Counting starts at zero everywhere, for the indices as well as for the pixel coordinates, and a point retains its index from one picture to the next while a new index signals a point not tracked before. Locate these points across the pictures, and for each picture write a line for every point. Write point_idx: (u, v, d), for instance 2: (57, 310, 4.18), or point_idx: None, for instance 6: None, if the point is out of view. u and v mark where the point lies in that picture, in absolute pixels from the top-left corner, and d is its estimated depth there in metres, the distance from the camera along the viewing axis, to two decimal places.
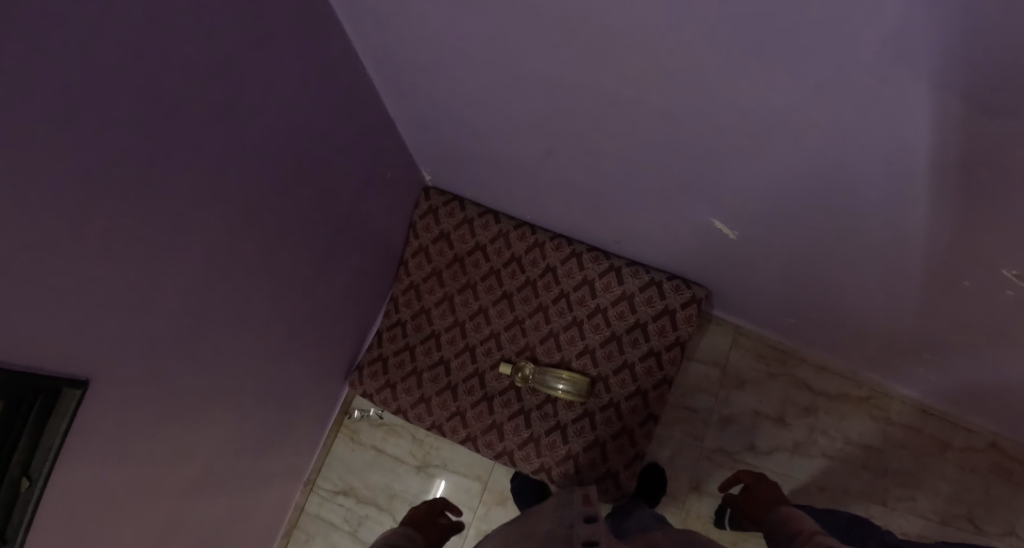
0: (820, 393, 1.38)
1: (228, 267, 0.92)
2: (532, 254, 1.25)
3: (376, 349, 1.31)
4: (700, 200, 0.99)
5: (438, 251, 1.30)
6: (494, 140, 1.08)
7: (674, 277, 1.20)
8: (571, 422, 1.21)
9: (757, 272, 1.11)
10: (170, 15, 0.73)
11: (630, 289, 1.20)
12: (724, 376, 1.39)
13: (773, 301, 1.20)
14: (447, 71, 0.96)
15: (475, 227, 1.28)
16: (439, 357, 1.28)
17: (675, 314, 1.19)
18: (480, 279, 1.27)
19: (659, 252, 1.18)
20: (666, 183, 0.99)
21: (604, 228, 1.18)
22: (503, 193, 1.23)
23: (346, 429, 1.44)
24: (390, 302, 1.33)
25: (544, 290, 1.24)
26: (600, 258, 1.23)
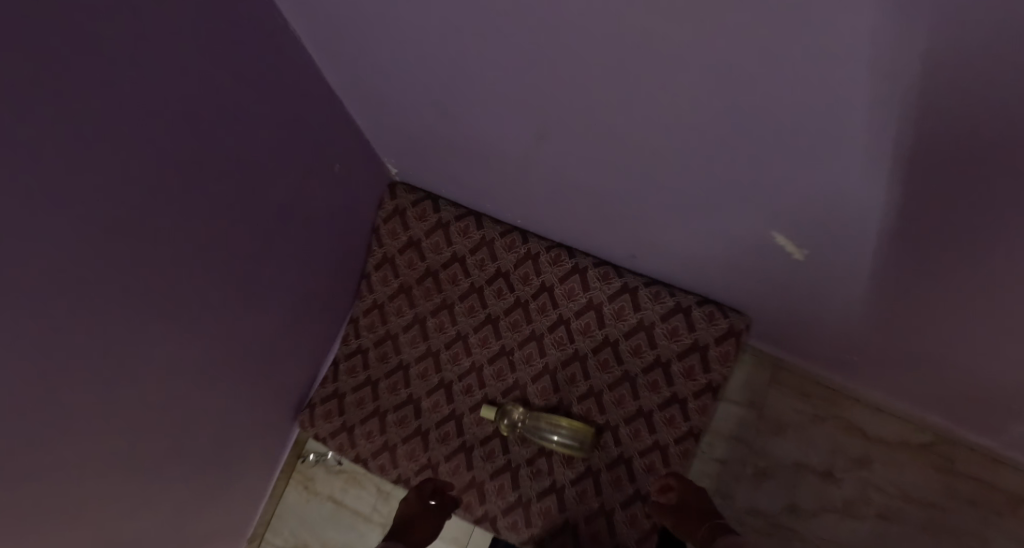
0: (874, 441, 1.11)
1: (71, 287, 0.67)
2: (522, 269, 1.00)
3: (331, 383, 1.08)
4: (748, 203, 0.72)
5: (407, 263, 1.05)
6: (464, 124, 0.80)
7: (706, 302, 0.93)
8: (570, 484, 0.96)
9: (809, 297, 0.84)
10: None
11: (648, 317, 0.94)
12: (761, 420, 1.12)
13: (829, 336, 0.92)
14: (377, 14, 0.68)
15: (452, 234, 1.02)
16: (407, 396, 1.04)
17: (706, 352, 0.92)
18: (458, 299, 1.03)
19: (691, 271, 0.90)
20: (697, 179, 0.72)
21: (613, 241, 0.91)
22: (484, 189, 0.95)
23: (300, 474, 1.19)
24: (351, 324, 1.10)
25: (538, 316, 1.00)
26: (611, 276, 0.96)
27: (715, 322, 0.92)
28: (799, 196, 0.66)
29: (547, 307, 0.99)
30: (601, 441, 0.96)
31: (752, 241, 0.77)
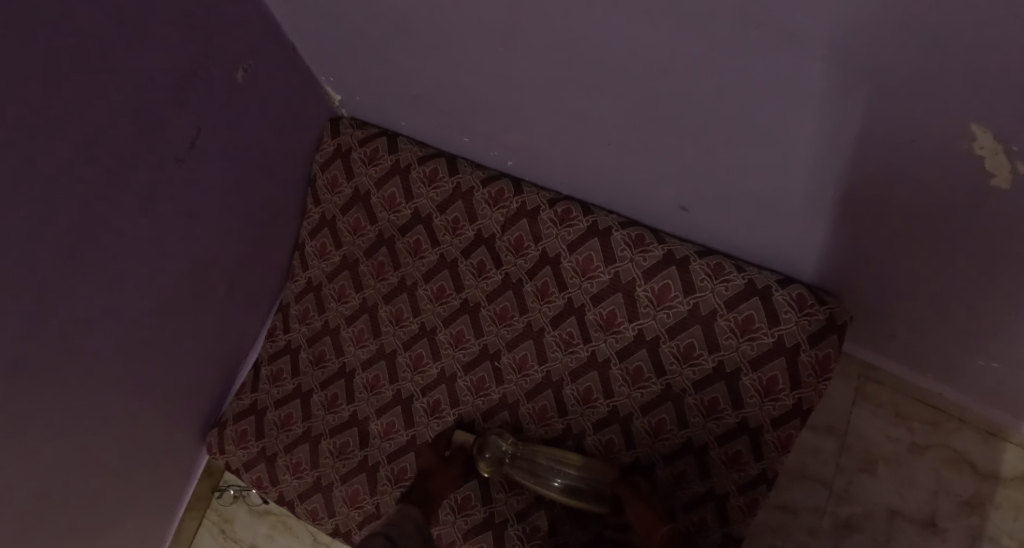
0: (990, 478, 0.78)
1: None
2: (514, 233, 0.69)
3: (249, 394, 0.79)
4: (902, 60, 0.40)
5: (352, 227, 0.77)
6: None
7: (791, 281, 0.62)
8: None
9: (953, 259, 0.52)
10: None
11: (704, 303, 0.63)
12: (844, 452, 0.81)
13: (965, 329, 0.60)
14: None
15: (413, 185, 0.73)
16: (350, 414, 0.75)
17: (793, 356, 0.61)
18: (423, 279, 0.74)
19: (773, 227, 0.59)
20: (808, 28, 0.41)
21: (653, 181, 0.61)
22: (444, 93, 0.63)
23: (216, 515, 0.88)
24: (280, 313, 0.81)
25: (535, 302, 0.70)
26: (648, 243, 0.65)
27: (807, 310, 0.61)
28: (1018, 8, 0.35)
29: (550, 288, 0.69)
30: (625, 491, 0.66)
31: (900, 158, 0.47)
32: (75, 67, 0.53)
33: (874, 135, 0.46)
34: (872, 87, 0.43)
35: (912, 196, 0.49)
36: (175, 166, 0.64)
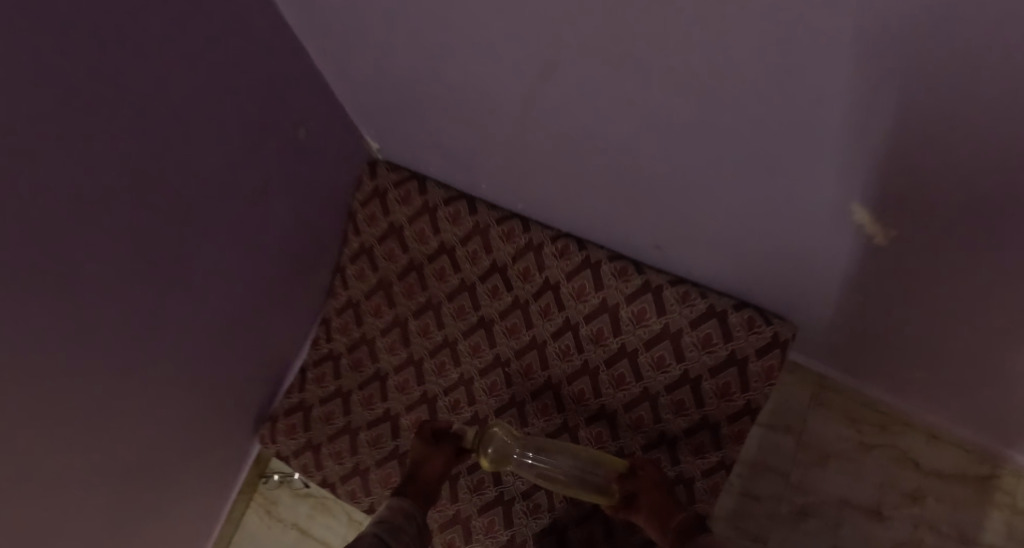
0: (929, 473, 0.92)
1: None
2: (521, 262, 0.84)
3: (297, 393, 0.93)
4: (804, 149, 0.54)
5: (386, 254, 0.91)
6: (440, 60, 0.66)
7: (745, 305, 0.76)
8: (575, 523, 0.81)
9: (867, 292, 0.67)
10: None
11: (674, 322, 0.78)
12: (801, 449, 0.95)
13: (885, 344, 0.74)
14: None
15: (439, 220, 0.87)
16: (383, 411, 0.90)
17: (746, 366, 0.76)
18: (446, 299, 0.89)
19: (726, 262, 0.73)
20: (736, 124, 0.55)
21: (630, 224, 0.75)
22: (464, 148, 0.78)
23: (262, 497, 1.03)
24: (323, 325, 0.96)
25: (538, 319, 0.84)
26: (629, 272, 0.79)
27: (757, 329, 0.75)
28: (873, 122, 0.49)
29: (550, 308, 0.83)
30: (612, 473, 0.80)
31: (815, 215, 0.60)
32: (180, 134, 0.69)
33: (794, 201, 0.60)
34: (787, 167, 0.57)
35: (826, 242, 0.63)
36: (249, 205, 0.80)
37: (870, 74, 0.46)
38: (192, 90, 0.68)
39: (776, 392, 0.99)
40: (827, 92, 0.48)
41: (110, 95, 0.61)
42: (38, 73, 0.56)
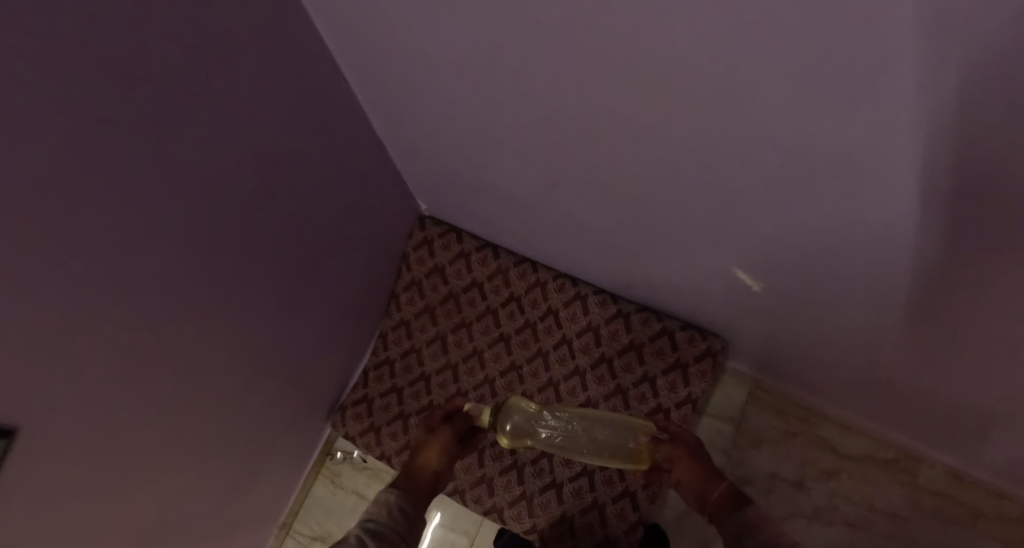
0: (844, 456, 1.28)
1: (182, 286, 0.86)
2: (533, 294, 1.23)
3: (361, 389, 1.27)
4: (705, 229, 0.92)
5: (432, 286, 1.27)
6: (495, 166, 1.02)
7: (688, 326, 1.17)
8: (568, 480, 1.17)
9: (767, 315, 1.06)
10: (117, 28, 0.69)
11: (639, 337, 1.18)
12: (739, 433, 1.30)
13: (781, 349, 1.14)
14: (431, 81, 0.90)
15: (473, 263, 1.25)
16: (429, 403, 1.24)
17: (686, 368, 1.16)
18: (476, 320, 1.25)
19: (670, 288, 1.12)
20: (675, 214, 0.92)
21: (611, 268, 1.15)
22: (501, 215, 1.15)
23: (328, 470, 1.35)
24: (378, 338, 1.30)
25: (545, 335, 1.22)
26: (607, 303, 1.19)
27: (695, 343, 1.16)
28: (748, 221, 0.86)
29: (552, 326, 1.22)
30: None
31: (725, 268, 0.99)
32: (313, 215, 1.03)
33: (708, 254, 0.98)
34: (700, 235, 0.94)
35: (729, 280, 1.01)
36: (345, 258, 1.15)
37: (751, 198, 0.82)
38: (322, 187, 1.03)
39: (719, 395, 1.33)
40: (728, 204, 0.85)
41: (280, 197, 0.96)
42: (251, 186, 0.90)
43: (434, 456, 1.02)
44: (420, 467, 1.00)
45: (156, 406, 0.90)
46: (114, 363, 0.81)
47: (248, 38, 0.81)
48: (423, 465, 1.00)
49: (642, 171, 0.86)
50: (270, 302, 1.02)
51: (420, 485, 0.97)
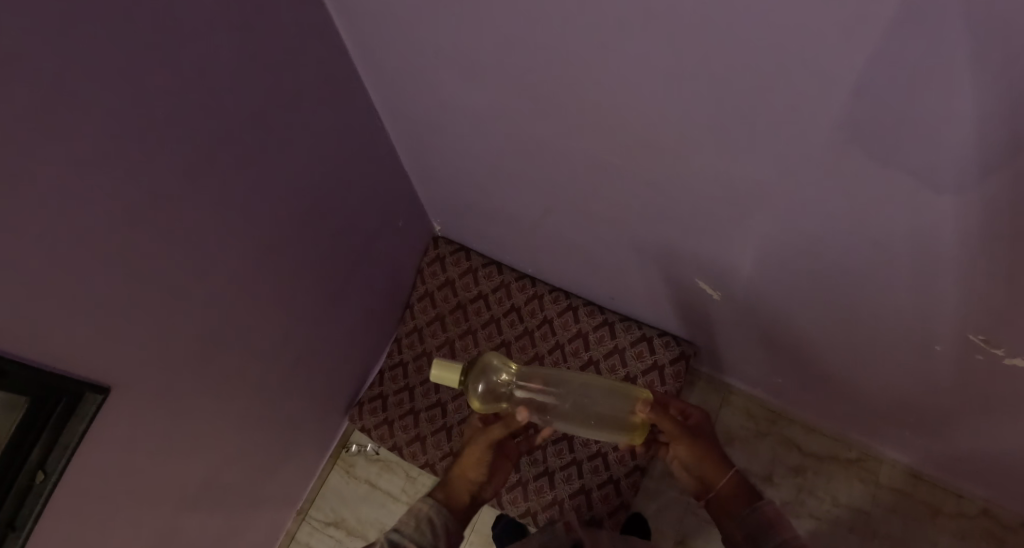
0: (809, 455, 1.62)
1: (259, 280, 1.25)
2: (532, 305, 1.65)
3: (378, 387, 1.70)
4: (659, 246, 1.33)
5: (443, 296, 1.71)
6: (505, 193, 1.43)
7: (664, 335, 1.56)
8: (558, 469, 1.54)
9: (723, 320, 1.46)
10: (228, 87, 1.01)
11: (622, 342, 1.58)
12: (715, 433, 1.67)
13: (751, 345, 1.49)
14: (459, 132, 1.31)
15: (480, 278, 1.69)
16: (438, 399, 1.64)
17: (663, 369, 1.54)
18: (481, 327, 1.68)
19: (635, 287, 1.51)
20: (644, 234, 1.31)
21: (592, 274, 1.55)
22: (510, 235, 1.58)
23: (343, 460, 1.80)
24: (395, 342, 1.73)
25: (541, 340, 1.63)
26: (595, 313, 1.61)
27: (670, 348, 1.55)
28: (686, 248, 1.29)
29: (549, 333, 1.63)
30: (583, 441, 1.52)
31: (691, 280, 1.37)
32: (354, 230, 1.46)
33: (663, 264, 1.37)
34: (659, 251, 1.34)
35: (676, 282, 1.41)
36: (370, 265, 1.57)
37: (695, 226, 1.21)
38: (361, 212, 1.46)
39: (698, 398, 1.70)
40: (678, 228, 1.24)
41: (335, 219, 1.39)
42: (318, 210, 1.32)
43: (472, 471, 1.19)
44: (459, 478, 1.18)
45: (227, 378, 1.28)
46: (189, 340, 1.15)
47: (299, 101, 1.15)
48: (461, 478, 1.19)
49: (631, 197, 1.23)
50: (320, 295, 1.44)
51: (456, 498, 1.15)
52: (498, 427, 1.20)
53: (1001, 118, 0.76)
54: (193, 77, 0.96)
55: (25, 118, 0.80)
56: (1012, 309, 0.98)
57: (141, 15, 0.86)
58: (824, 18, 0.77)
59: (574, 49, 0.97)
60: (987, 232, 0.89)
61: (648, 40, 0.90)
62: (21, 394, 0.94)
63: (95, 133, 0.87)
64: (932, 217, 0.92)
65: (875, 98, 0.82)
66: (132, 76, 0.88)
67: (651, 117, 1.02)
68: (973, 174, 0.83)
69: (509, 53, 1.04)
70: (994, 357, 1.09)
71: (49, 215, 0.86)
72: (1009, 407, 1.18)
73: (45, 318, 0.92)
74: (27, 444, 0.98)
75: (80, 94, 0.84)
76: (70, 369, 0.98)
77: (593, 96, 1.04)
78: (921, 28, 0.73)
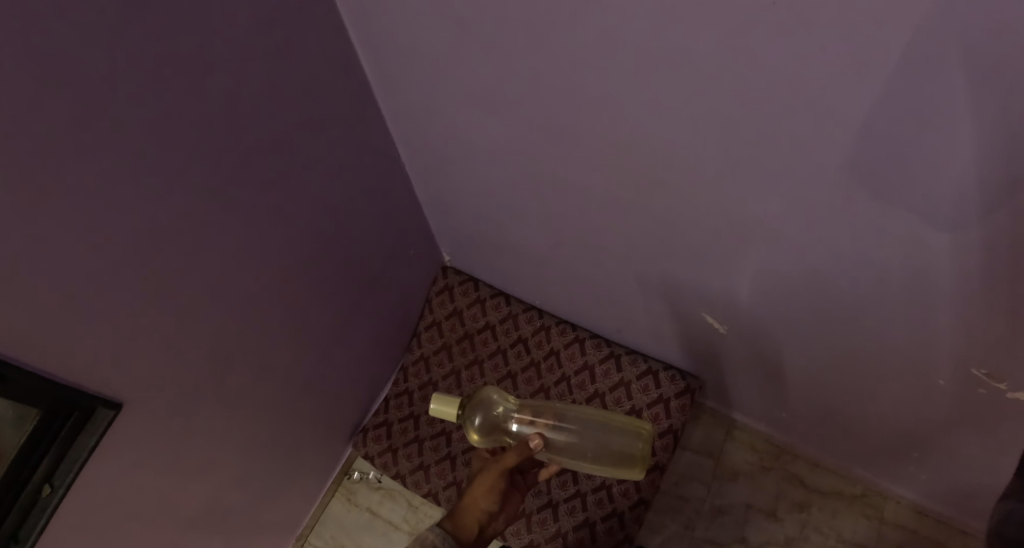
0: (813, 490, 1.61)
1: (270, 303, 1.27)
2: (538, 336, 1.65)
3: (383, 414, 1.71)
4: (665, 279, 1.34)
5: (450, 326, 1.72)
6: (513, 223, 1.44)
7: (671, 369, 1.56)
8: (563, 501, 1.54)
9: (728, 355, 1.46)
10: (247, 113, 1.05)
11: (628, 376, 1.57)
12: (718, 467, 1.67)
13: (756, 380, 1.48)
14: (469, 163, 1.33)
15: (487, 308, 1.70)
16: (442, 428, 1.65)
17: (668, 403, 1.53)
18: (487, 358, 1.68)
19: (642, 320, 1.51)
20: (650, 267, 1.33)
21: (598, 306, 1.56)
22: (519, 266, 1.59)
23: (344, 488, 1.79)
24: (401, 371, 1.75)
25: (547, 372, 1.63)
26: (601, 346, 1.61)
27: (675, 382, 1.54)
28: (691, 283, 1.30)
29: (555, 365, 1.63)
30: (587, 474, 1.52)
31: (697, 313, 1.38)
32: (365, 257, 1.48)
33: (669, 298, 1.38)
34: (664, 285, 1.35)
35: (683, 315, 1.41)
36: (379, 292, 1.59)
37: (699, 261, 1.23)
38: (373, 239, 1.48)
39: (703, 433, 1.70)
40: (683, 263, 1.26)
41: (347, 245, 1.41)
42: (331, 236, 1.35)
43: (483, 500, 1.17)
44: (469, 507, 1.17)
45: (234, 399, 1.29)
46: (200, 360, 1.17)
47: (316, 129, 1.18)
48: (472, 507, 1.18)
49: (636, 230, 1.24)
50: (330, 321, 1.46)
51: (465, 528, 1.16)
52: (512, 455, 1.14)
53: (998, 154, 0.77)
54: (214, 103, 0.99)
55: (54, 137, 0.83)
56: (1014, 342, 0.98)
57: (170, 40, 0.90)
58: (825, 62, 0.80)
59: (583, 83, 1.00)
60: (987, 267, 0.90)
61: (657, 78, 0.93)
62: (34, 407, 0.96)
63: (119, 154, 0.90)
64: (929, 252, 0.93)
65: (876, 136, 0.84)
66: (158, 97, 0.92)
67: (656, 152, 1.04)
68: (972, 209, 0.84)
69: (521, 86, 1.07)
70: (998, 391, 1.09)
71: (71, 230, 0.89)
72: (1014, 443, 1.17)
73: (62, 331, 0.94)
74: (37, 456, 1.00)
75: (106, 117, 0.87)
76: (82, 382, 0.99)
77: (599, 131, 1.07)
78: (919, 70, 0.75)
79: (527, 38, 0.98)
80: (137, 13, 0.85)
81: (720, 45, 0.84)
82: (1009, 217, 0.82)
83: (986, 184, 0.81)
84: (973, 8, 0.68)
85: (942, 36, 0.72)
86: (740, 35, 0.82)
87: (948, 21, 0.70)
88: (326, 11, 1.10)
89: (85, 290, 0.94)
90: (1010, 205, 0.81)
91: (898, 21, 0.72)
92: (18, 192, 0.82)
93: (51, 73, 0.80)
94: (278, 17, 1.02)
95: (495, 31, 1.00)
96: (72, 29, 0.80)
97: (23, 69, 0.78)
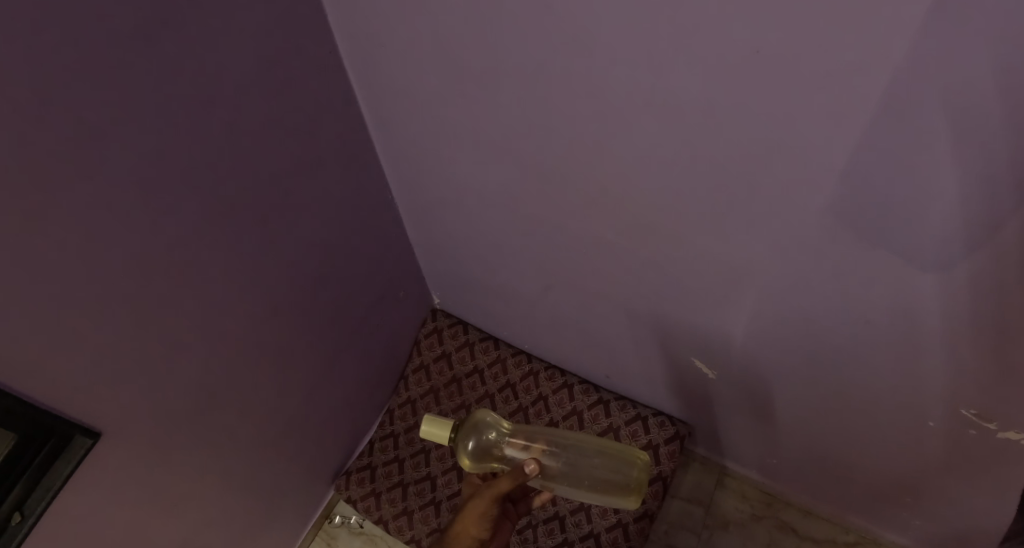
0: (803, 537, 1.59)
1: (257, 338, 1.25)
2: (527, 381, 1.64)
3: (367, 456, 1.68)
4: (654, 324, 1.33)
5: (438, 369, 1.71)
6: (503, 265, 1.44)
7: (660, 414, 1.55)
8: None
9: (718, 400, 1.45)
10: (241, 148, 1.05)
11: (617, 421, 1.56)
12: (708, 516, 1.64)
13: (746, 424, 1.47)
14: (460, 204, 1.33)
15: (476, 352, 1.69)
16: (427, 472, 1.63)
17: (658, 449, 1.53)
18: (475, 402, 1.67)
19: (630, 365, 1.50)
20: (640, 310, 1.32)
21: (588, 352, 1.55)
22: (510, 309, 1.58)
23: (325, 531, 1.75)
24: (388, 413, 1.73)
25: (535, 416, 1.61)
26: (590, 391, 1.60)
27: (664, 427, 1.54)
28: (682, 327, 1.29)
29: (542, 409, 1.62)
30: (574, 520, 1.51)
31: (687, 358, 1.37)
32: (355, 296, 1.47)
33: (662, 342, 1.37)
34: (655, 329, 1.35)
35: (676, 359, 1.40)
36: (368, 333, 1.58)
37: (687, 306, 1.23)
38: (363, 279, 1.47)
39: (693, 480, 1.68)
40: (672, 306, 1.25)
41: (338, 284, 1.40)
42: (321, 273, 1.34)
43: (473, 528, 1.19)
44: (461, 534, 1.19)
45: (216, 436, 1.27)
46: (184, 394, 1.15)
47: (309, 166, 1.19)
48: (465, 534, 1.19)
49: (626, 273, 1.24)
50: (317, 360, 1.44)
51: None
52: (505, 480, 1.11)
53: (982, 191, 0.78)
54: (210, 136, 1.00)
55: (49, 166, 0.83)
56: (1003, 381, 0.98)
57: (171, 72, 0.91)
58: (809, 105, 0.81)
59: (572, 126, 1.01)
60: (974, 306, 0.90)
61: (647, 122, 0.94)
62: (10, 430, 0.93)
63: (112, 181, 0.90)
64: (917, 293, 0.93)
65: (861, 178, 0.85)
66: (157, 126, 0.93)
67: (645, 196, 1.05)
68: (960, 249, 0.85)
69: (511, 129, 1.08)
70: (988, 431, 1.08)
71: (61, 255, 0.88)
72: (1006, 485, 1.16)
73: (41, 355, 0.92)
74: (6, 484, 0.96)
75: (104, 144, 0.88)
76: (60, 408, 0.97)
77: (588, 177, 1.08)
78: (901, 114, 0.77)
79: (522, 81, 0.99)
80: (142, 46, 0.87)
81: (705, 87, 0.85)
82: (995, 254, 0.83)
83: (969, 222, 0.81)
84: (951, 55, 0.70)
85: (928, 80, 0.73)
86: (726, 78, 0.83)
87: (933, 64, 0.72)
88: (326, 52, 1.12)
89: (72, 315, 0.93)
90: (993, 242, 0.82)
91: (882, 61, 0.74)
92: (11, 216, 0.82)
93: (52, 98, 0.81)
94: (279, 57, 1.04)
95: (492, 73, 1.00)
96: (75, 57, 0.81)
97: (24, 93, 0.79)
